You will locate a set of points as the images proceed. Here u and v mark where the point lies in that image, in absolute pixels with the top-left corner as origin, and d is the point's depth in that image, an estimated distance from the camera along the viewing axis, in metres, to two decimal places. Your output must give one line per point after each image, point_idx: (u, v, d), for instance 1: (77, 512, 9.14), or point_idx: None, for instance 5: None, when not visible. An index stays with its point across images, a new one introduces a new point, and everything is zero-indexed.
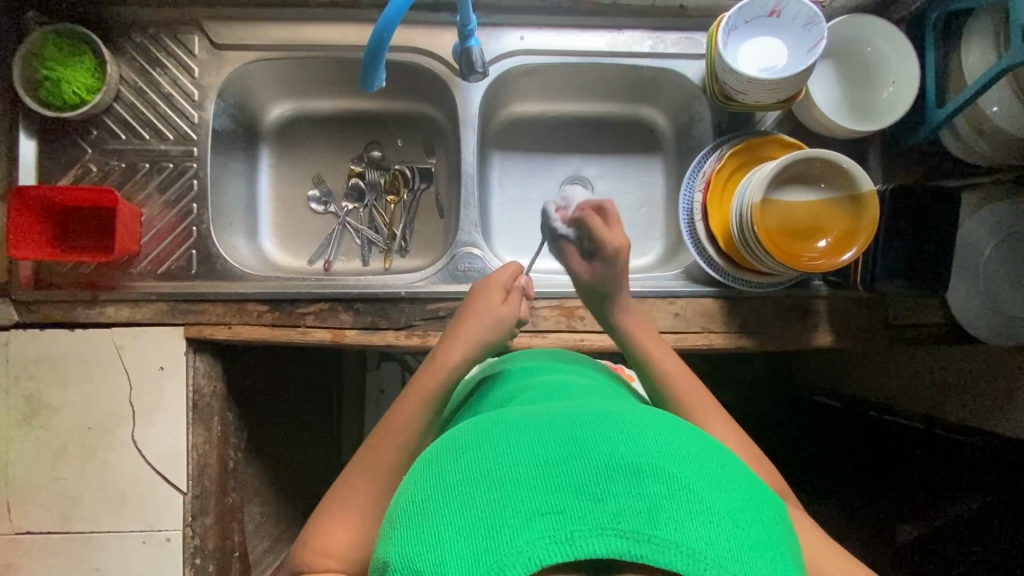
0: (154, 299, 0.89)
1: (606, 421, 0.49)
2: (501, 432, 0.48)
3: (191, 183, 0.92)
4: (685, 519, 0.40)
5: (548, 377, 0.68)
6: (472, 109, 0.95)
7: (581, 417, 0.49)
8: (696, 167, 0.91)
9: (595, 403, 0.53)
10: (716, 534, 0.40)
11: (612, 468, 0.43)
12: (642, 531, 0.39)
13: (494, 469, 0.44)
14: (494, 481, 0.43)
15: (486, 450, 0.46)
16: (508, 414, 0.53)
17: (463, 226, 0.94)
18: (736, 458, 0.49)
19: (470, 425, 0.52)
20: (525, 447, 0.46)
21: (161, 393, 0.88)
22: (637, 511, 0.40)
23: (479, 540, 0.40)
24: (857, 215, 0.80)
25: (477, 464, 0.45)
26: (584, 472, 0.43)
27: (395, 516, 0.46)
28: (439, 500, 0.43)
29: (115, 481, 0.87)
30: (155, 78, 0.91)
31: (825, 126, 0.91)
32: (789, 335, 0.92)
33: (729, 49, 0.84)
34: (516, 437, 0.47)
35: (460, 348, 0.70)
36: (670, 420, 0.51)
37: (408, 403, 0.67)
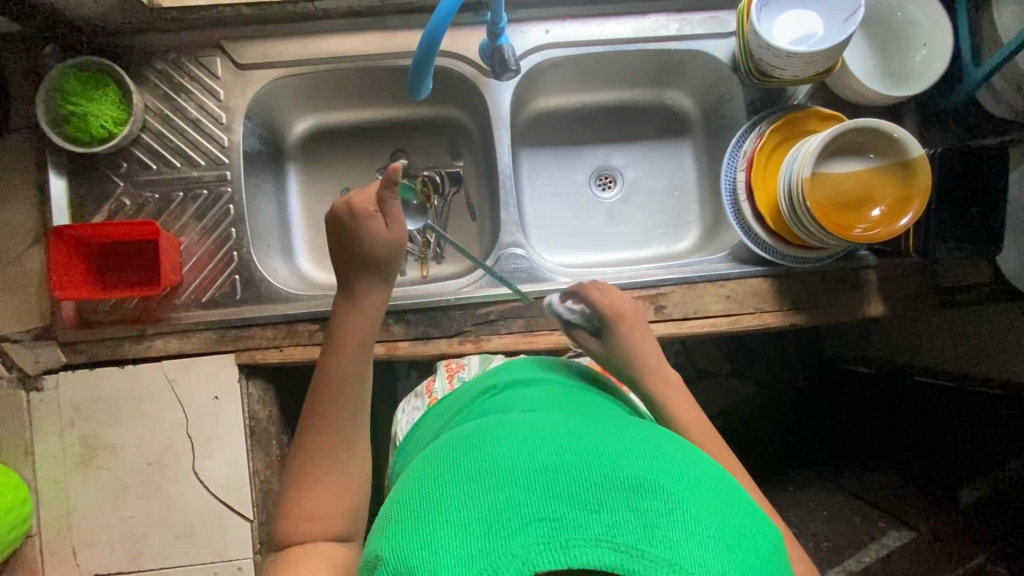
0: (201, 328, 0.88)
1: (606, 436, 0.49)
2: (503, 437, 0.49)
3: (227, 209, 0.90)
4: (681, 538, 0.40)
5: (547, 387, 0.67)
6: (503, 108, 0.94)
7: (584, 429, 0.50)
8: (736, 147, 0.90)
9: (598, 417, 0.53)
10: (708, 555, 0.40)
11: (611, 479, 0.43)
12: (637, 545, 0.40)
13: (491, 471, 0.45)
14: (492, 483, 0.44)
15: (486, 454, 0.47)
16: (509, 421, 0.54)
17: (505, 226, 0.93)
18: (737, 484, 0.49)
19: (474, 429, 0.53)
20: (524, 452, 0.46)
21: (219, 422, 0.87)
22: (633, 525, 0.41)
23: (473, 541, 0.41)
24: (908, 182, 0.79)
25: (476, 466, 0.46)
26: (583, 482, 0.43)
27: (391, 516, 0.47)
28: (436, 498, 0.45)
29: (180, 516, 0.86)
30: (181, 105, 0.90)
31: (862, 95, 0.91)
32: (841, 308, 0.92)
33: (762, 25, 0.83)
34: (515, 443, 0.48)
35: (370, 302, 0.70)
36: (674, 442, 0.51)
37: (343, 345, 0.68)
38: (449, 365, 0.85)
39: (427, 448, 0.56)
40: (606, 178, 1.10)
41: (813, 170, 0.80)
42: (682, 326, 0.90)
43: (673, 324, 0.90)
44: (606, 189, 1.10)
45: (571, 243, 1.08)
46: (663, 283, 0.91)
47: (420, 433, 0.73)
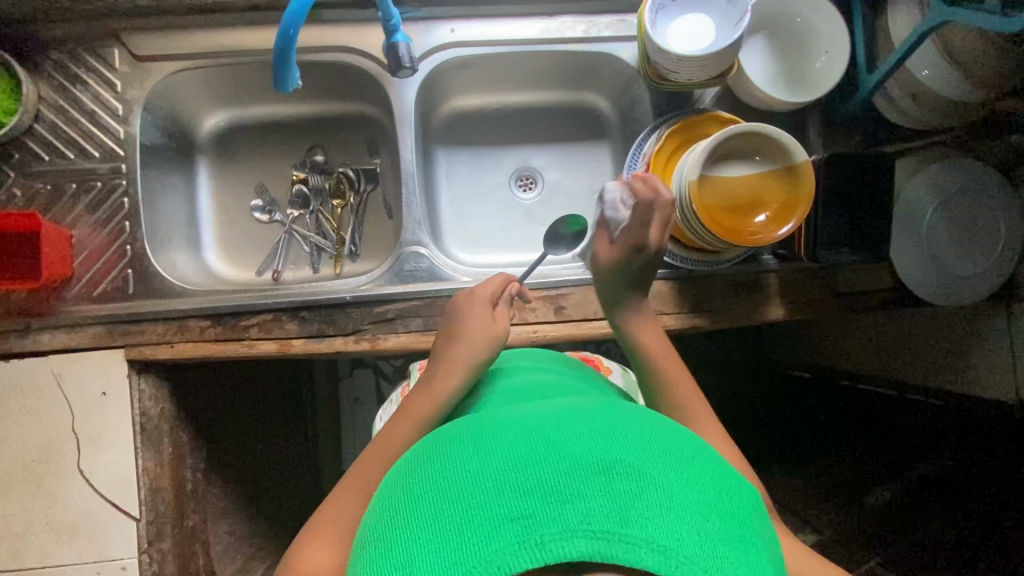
0: (90, 323, 0.86)
1: (578, 419, 0.48)
2: (473, 439, 0.48)
3: (122, 201, 0.89)
4: (656, 515, 0.40)
5: (517, 384, 0.68)
6: (408, 106, 0.93)
7: (555, 418, 0.49)
8: (637, 148, 0.91)
9: (569, 403, 0.53)
10: (686, 527, 0.40)
11: (580, 467, 0.42)
12: (612, 529, 0.39)
13: (463, 476, 0.44)
14: (463, 488, 0.43)
15: (458, 459, 0.46)
16: (481, 419, 0.53)
17: (407, 225, 0.92)
18: (708, 450, 0.49)
19: (444, 432, 0.52)
20: (495, 452, 0.45)
21: (105, 419, 0.85)
22: (606, 510, 0.40)
23: (447, 553, 0.40)
24: (794, 187, 0.80)
25: (447, 474, 0.45)
26: (553, 474, 0.42)
27: (365, 537, 0.46)
28: (412, 513, 0.44)
29: (65, 513, 0.85)
30: (77, 95, 0.88)
31: (762, 101, 0.91)
32: (742, 311, 0.92)
33: (657, 28, 0.83)
34: (487, 443, 0.47)
35: (455, 375, 0.71)
36: (646, 416, 0.50)
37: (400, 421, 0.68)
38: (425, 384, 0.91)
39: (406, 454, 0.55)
40: (527, 179, 1.11)
41: (701, 174, 0.81)
42: (582, 326, 0.90)
43: (573, 323, 0.90)
44: (527, 189, 1.11)
45: (489, 244, 1.09)
46: (563, 283, 0.91)
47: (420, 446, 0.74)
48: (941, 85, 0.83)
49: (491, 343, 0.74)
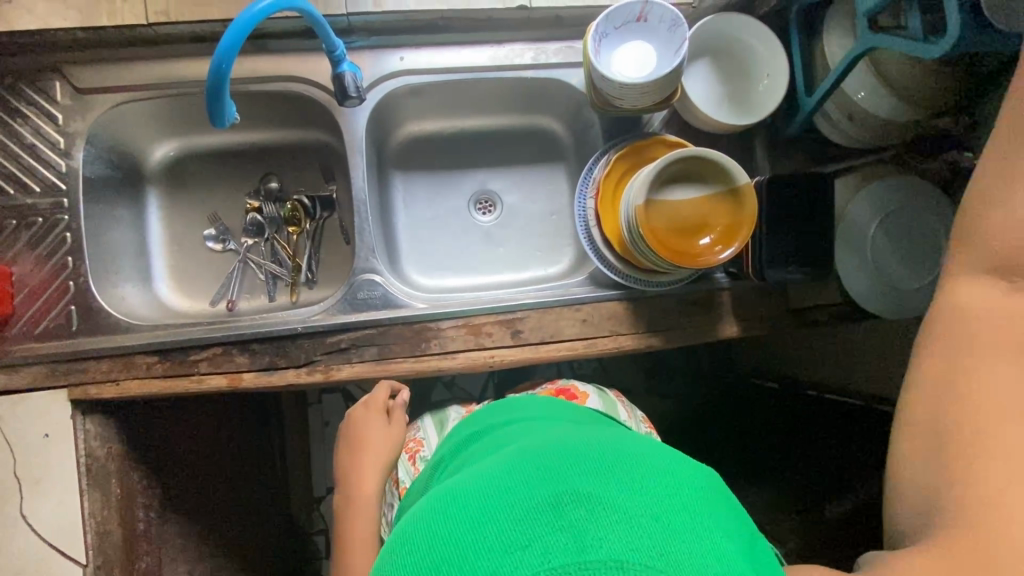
0: (32, 362, 0.84)
1: (524, 461, 0.49)
2: (431, 513, 0.48)
3: (64, 237, 0.86)
4: (607, 531, 0.40)
5: (480, 440, 0.68)
6: (359, 134, 0.92)
7: (504, 467, 0.49)
8: (587, 173, 0.92)
9: (516, 450, 0.53)
10: (636, 535, 0.40)
11: (530, 511, 0.42)
12: (570, 561, 0.38)
13: (427, 554, 0.43)
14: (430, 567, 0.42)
15: (419, 535, 0.46)
16: (440, 491, 0.52)
17: (360, 253, 0.91)
18: (652, 452, 0.50)
19: (409, 517, 0.51)
20: (451, 520, 0.45)
21: (48, 462, 0.83)
22: (561, 543, 0.40)
23: None
24: (738, 209, 0.82)
25: (413, 556, 0.44)
26: (506, 525, 0.42)
27: None
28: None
29: (6, 564, 0.81)
30: (16, 129, 0.86)
31: (707, 124, 0.93)
32: (696, 330, 0.94)
33: (601, 57, 0.85)
34: (443, 511, 0.47)
35: (372, 480, 0.85)
36: (586, 440, 0.51)
37: (359, 546, 0.82)
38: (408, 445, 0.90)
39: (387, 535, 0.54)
40: (486, 202, 1.12)
41: (648, 199, 0.83)
42: (538, 349, 0.90)
43: (529, 347, 0.90)
44: (485, 213, 1.12)
45: (449, 267, 1.09)
46: (519, 307, 0.91)
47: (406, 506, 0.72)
48: (876, 107, 0.85)
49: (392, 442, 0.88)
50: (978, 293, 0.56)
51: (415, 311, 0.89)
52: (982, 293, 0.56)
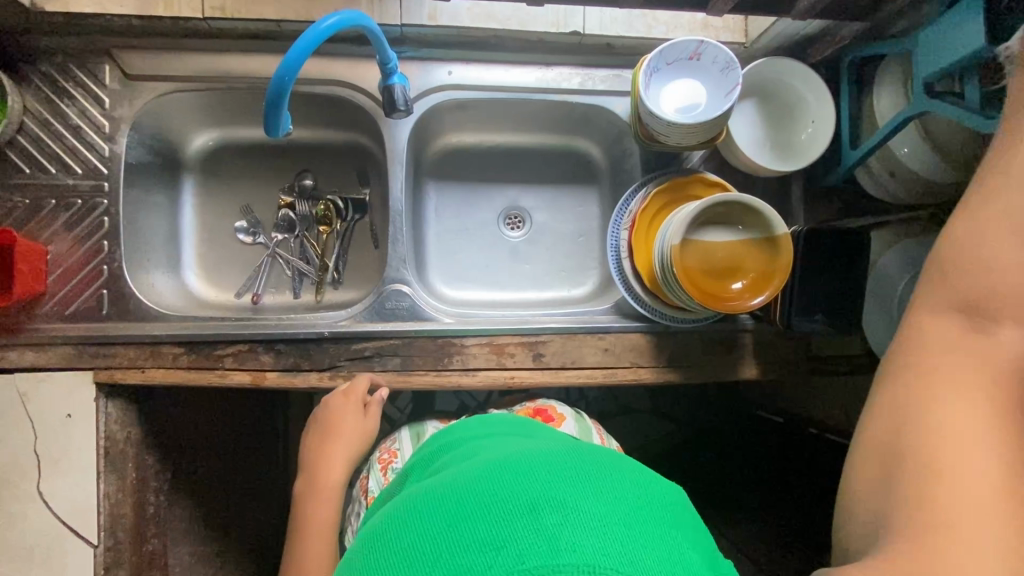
0: (60, 342, 0.85)
1: (494, 463, 0.48)
2: (406, 512, 0.46)
3: (102, 221, 0.87)
4: (580, 536, 0.39)
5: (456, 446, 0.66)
6: (400, 145, 0.92)
7: (482, 468, 0.48)
8: (624, 205, 0.92)
9: (496, 455, 0.52)
10: (608, 539, 0.39)
11: (505, 511, 0.41)
12: (541, 562, 0.37)
13: (400, 551, 0.42)
14: (400, 563, 0.41)
15: (390, 539, 0.44)
16: (416, 492, 0.51)
17: (391, 263, 0.92)
18: (621, 462, 0.49)
19: (381, 517, 0.50)
20: (425, 519, 0.44)
21: (69, 442, 0.84)
22: (535, 544, 0.38)
23: None
24: (773, 258, 0.82)
25: (385, 551, 0.43)
26: (482, 525, 0.41)
27: None
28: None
29: (20, 537, 0.83)
30: (63, 110, 0.87)
31: (748, 166, 0.93)
32: (715, 368, 0.95)
33: (650, 91, 0.85)
34: (417, 510, 0.45)
35: (340, 470, 0.83)
36: (564, 449, 0.50)
37: (319, 537, 0.78)
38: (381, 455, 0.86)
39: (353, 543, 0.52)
40: (515, 218, 1.12)
41: (684, 239, 0.83)
42: (558, 374, 0.91)
43: (549, 371, 0.91)
44: (514, 228, 1.12)
45: (473, 280, 1.09)
46: (544, 331, 0.91)
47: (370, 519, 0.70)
48: (920, 165, 0.85)
49: (367, 436, 0.85)
50: (939, 336, 0.59)
51: (441, 326, 0.90)
52: (951, 332, 0.59)
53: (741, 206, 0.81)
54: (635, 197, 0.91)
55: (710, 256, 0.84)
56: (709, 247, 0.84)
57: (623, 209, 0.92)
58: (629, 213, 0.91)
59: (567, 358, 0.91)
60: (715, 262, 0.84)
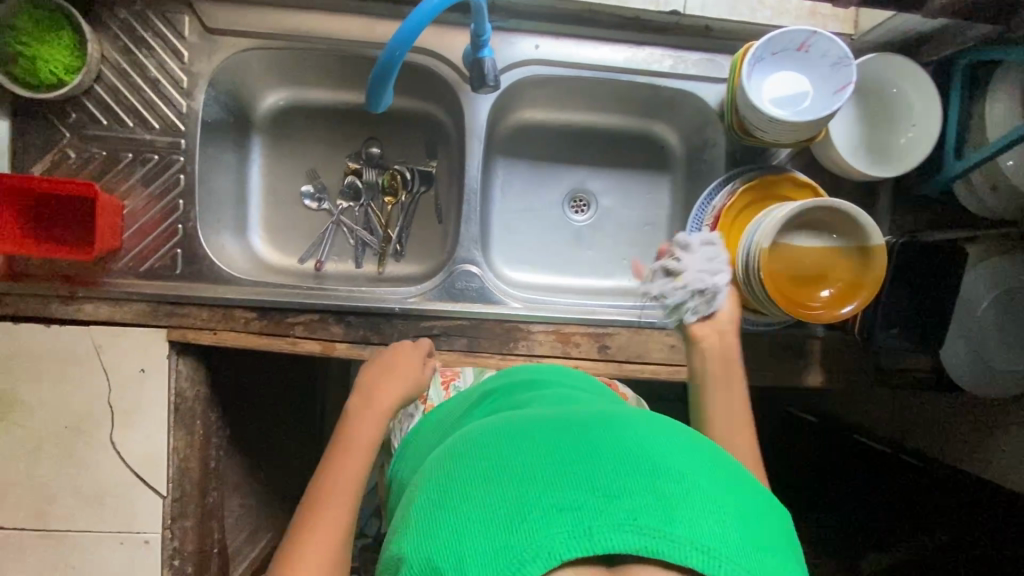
0: (135, 299, 0.85)
1: (606, 424, 0.50)
2: (513, 434, 0.49)
3: (177, 178, 0.86)
4: (696, 514, 0.41)
5: (537, 394, 0.69)
6: (480, 121, 0.89)
7: (593, 423, 0.51)
8: (706, 200, 0.89)
9: (600, 411, 0.55)
10: (721, 523, 0.41)
11: (623, 469, 0.44)
12: (657, 526, 0.40)
13: (511, 466, 0.45)
14: (510, 475, 0.44)
15: (499, 452, 0.47)
16: (517, 417, 0.54)
17: (463, 242, 0.90)
18: (723, 454, 0.51)
19: (478, 429, 0.53)
20: (536, 449, 0.47)
21: (142, 396, 0.86)
22: (653, 507, 0.41)
23: (498, 533, 0.40)
24: (864, 269, 0.79)
25: (492, 461, 0.46)
26: (598, 474, 0.43)
27: (410, 516, 0.46)
28: (451, 496, 0.44)
29: (94, 482, 0.86)
30: (141, 60, 0.84)
31: (841, 168, 0.89)
32: (781, 373, 0.93)
33: (751, 81, 0.80)
34: (526, 437, 0.48)
35: (388, 397, 0.74)
36: (673, 428, 0.52)
37: (351, 451, 0.68)
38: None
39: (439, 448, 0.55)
40: (581, 202, 1.09)
41: (773, 242, 0.80)
42: (624, 367, 0.90)
43: (615, 363, 0.90)
44: (579, 212, 1.09)
45: (535, 262, 1.08)
46: (612, 323, 0.90)
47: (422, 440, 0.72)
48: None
49: (418, 378, 0.77)
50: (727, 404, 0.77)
51: (510, 311, 0.89)
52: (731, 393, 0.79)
53: (838, 213, 0.78)
54: (720, 193, 0.88)
55: (797, 261, 0.82)
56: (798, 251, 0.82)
57: (706, 204, 0.89)
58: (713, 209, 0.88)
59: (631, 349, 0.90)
60: (801, 267, 0.82)
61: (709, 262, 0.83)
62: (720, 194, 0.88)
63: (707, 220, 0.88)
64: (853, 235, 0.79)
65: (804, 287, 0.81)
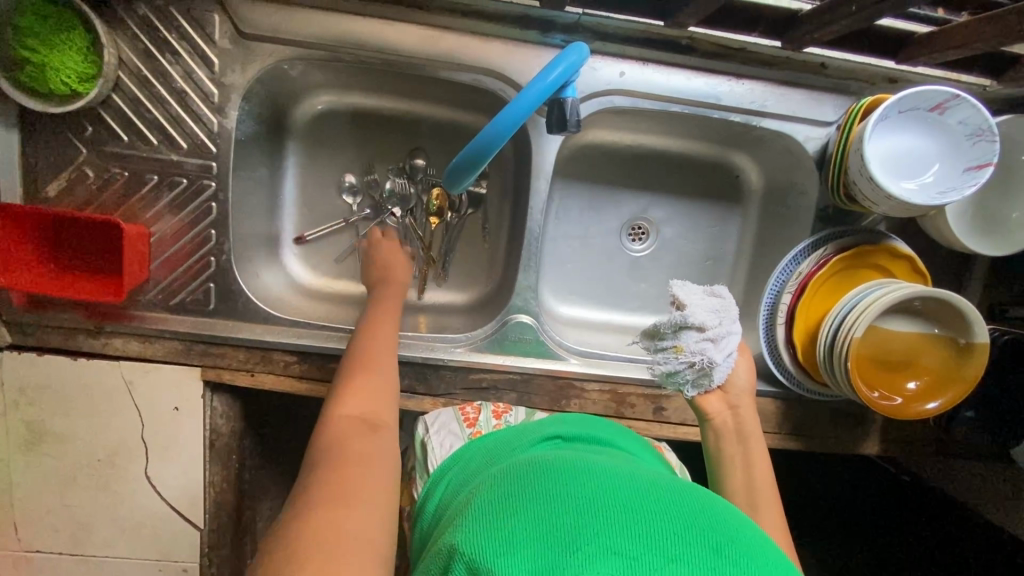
0: (166, 335, 0.79)
1: (672, 486, 0.51)
2: (584, 473, 0.51)
3: (209, 205, 0.77)
4: None
5: (605, 447, 0.67)
6: (548, 156, 0.80)
7: (664, 484, 0.51)
8: (791, 262, 0.81)
9: (669, 478, 0.55)
10: None
11: (690, 537, 0.44)
12: None
13: (575, 499, 0.47)
14: (574, 506, 0.46)
15: (567, 483, 0.49)
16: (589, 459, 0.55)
17: (520, 289, 0.83)
18: (779, 550, 0.48)
19: (548, 458, 0.55)
20: (604, 492, 0.48)
21: (176, 434, 0.82)
22: None
23: (550, 554, 0.42)
24: (958, 364, 0.73)
25: (559, 489, 0.48)
26: (661, 533, 0.44)
27: (467, 516, 0.49)
28: (510, 515, 0.46)
29: (130, 513, 0.84)
30: (165, 68, 0.73)
31: (944, 237, 0.80)
32: (838, 441, 0.89)
33: (870, 142, 0.70)
34: (593, 479, 0.50)
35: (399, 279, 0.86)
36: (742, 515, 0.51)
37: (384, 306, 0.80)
38: (463, 411, 0.79)
39: (500, 466, 0.57)
40: (640, 231, 1.00)
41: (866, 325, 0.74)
42: (679, 430, 0.86)
43: (669, 426, 0.86)
44: (637, 241, 1.01)
45: (584, 295, 1.01)
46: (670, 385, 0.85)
47: (460, 466, 0.65)
48: None
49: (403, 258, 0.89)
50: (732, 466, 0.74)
51: (565, 369, 0.83)
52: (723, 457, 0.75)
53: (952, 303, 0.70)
54: (811, 255, 0.80)
55: (887, 343, 0.76)
56: (887, 334, 0.76)
57: (794, 267, 0.81)
58: (800, 272, 0.80)
59: (684, 410, 0.85)
60: (890, 348, 0.76)
61: (715, 314, 0.74)
62: (812, 257, 0.80)
63: (794, 286, 0.80)
64: (959, 327, 0.72)
65: (889, 375, 0.75)
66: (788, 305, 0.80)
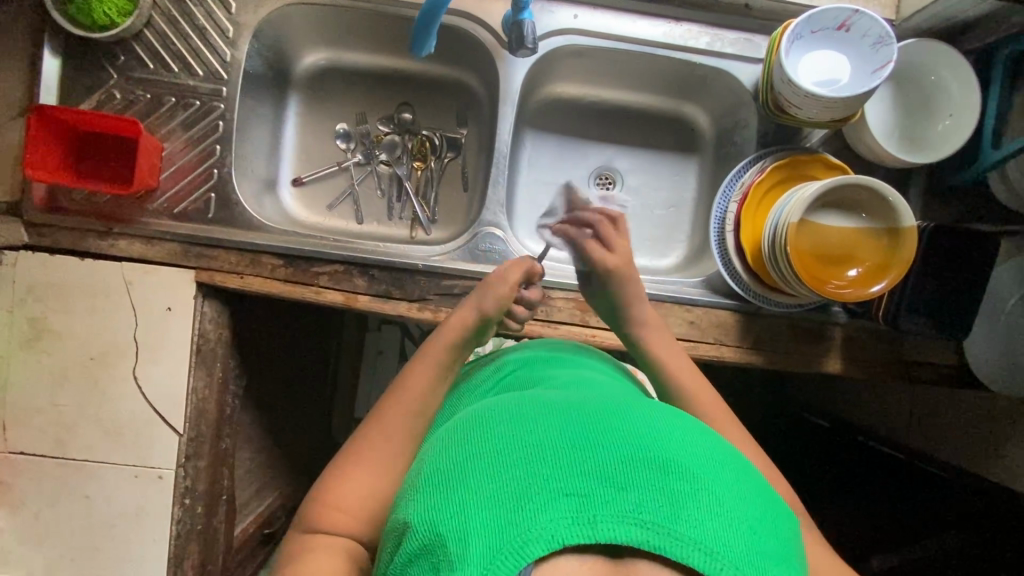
0: (167, 238, 0.87)
1: (620, 412, 0.49)
2: (526, 417, 0.48)
3: (217, 124, 0.89)
4: (705, 519, 0.39)
5: (561, 368, 0.67)
6: (513, 84, 0.91)
7: (607, 407, 0.49)
8: (735, 176, 0.89)
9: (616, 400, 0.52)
10: (729, 533, 0.39)
11: (636, 457, 0.42)
12: (663, 522, 0.38)
13: (518, 447, 0.44)
14: (519, 458, 0.43)
15: (510, 431, 0.46)
16: (530, 398, 0.52)
17: (490, 205, 0.92)
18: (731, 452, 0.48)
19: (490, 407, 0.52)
20: (548, 431, 0.45)
21: (166, 334, 0.87)
22: (659, 503, 0.39)
23: (502, 514, 0.39)
24: (892, 250, 0.78)
25: (502, 441, 0.45)
26: (607, 460, 0.42)
27: (417, 482, 0.47)
28: (456, 475, 0.44)
29: (114, 415, 0.88)
30: (190, 8, 0.87)
31: (877, 154, 0.88)
32: (800, 357, 0.91)
33: (790, 58, 0.81)
34: (532, 421, 0.47)
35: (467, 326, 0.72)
36: (696, 427, 0.50)
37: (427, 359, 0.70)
38: None
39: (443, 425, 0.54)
40: (607, 179, 1.09)
41: (801, 218, 0.80)
42: None
43: None
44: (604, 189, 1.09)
45: None
46: None
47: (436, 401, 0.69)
48: None
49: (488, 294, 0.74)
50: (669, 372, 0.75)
51: None
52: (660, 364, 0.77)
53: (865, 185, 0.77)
54: (748, 169, 0.89)
55: (824, 237, 0.81)
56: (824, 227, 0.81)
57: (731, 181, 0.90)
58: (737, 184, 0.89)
59: None
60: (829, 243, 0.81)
61: None
62: (750, 169, 0.89)
63: (736, 196, 0.89)
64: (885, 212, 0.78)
65: (830, 266, 0.81)
66: (730, 211, 0.88)
